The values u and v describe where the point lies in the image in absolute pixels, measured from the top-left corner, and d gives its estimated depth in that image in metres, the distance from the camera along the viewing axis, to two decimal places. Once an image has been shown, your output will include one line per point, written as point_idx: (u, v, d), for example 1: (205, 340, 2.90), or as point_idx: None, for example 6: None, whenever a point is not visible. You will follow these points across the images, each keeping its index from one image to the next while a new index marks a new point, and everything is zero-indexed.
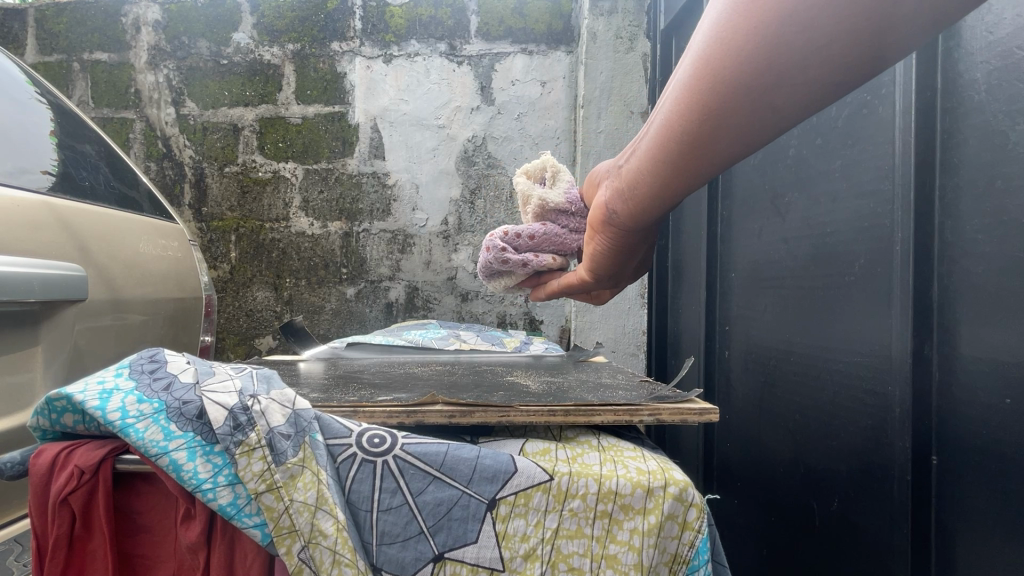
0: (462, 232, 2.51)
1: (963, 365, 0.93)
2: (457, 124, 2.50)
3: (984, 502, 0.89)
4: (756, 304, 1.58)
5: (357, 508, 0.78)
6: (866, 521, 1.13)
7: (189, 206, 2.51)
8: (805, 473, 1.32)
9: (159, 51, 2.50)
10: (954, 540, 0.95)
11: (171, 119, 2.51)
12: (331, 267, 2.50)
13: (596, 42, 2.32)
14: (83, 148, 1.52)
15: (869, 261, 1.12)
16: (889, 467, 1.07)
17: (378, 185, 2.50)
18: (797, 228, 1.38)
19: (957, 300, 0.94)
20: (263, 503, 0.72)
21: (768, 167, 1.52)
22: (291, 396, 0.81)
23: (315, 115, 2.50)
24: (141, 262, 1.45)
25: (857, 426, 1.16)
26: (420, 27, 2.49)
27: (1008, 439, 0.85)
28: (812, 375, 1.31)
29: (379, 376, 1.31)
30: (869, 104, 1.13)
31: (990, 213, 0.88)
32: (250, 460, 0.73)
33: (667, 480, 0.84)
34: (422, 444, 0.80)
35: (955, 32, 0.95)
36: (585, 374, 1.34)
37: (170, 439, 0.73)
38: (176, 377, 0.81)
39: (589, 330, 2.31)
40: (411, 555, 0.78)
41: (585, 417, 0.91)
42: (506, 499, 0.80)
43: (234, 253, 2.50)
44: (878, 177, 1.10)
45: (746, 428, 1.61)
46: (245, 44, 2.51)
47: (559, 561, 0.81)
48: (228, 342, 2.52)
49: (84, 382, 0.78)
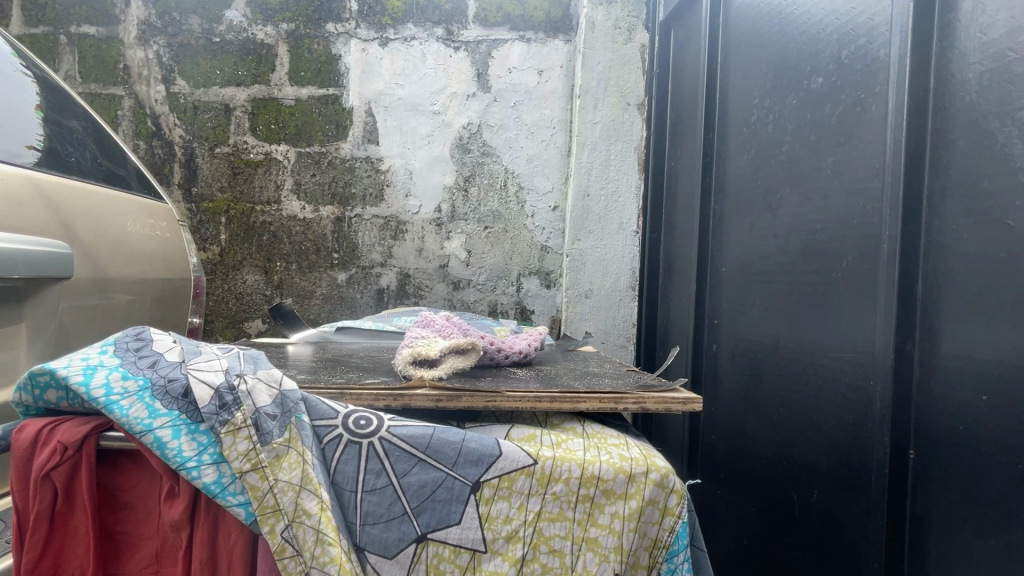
0: (455, 220, 2.50)
1: (941, 361, 0.96)
2: (452, 110, 2.48)
3: (956, 494, 0.91)
4: (744, 298, 1.60)
5: (342, 488, 0.79)
6: (843, 511, 1.15)
7: (178, 186, 2.48)
8: (787, 464, 1.35)
9: (149, 27, 2.45)
10: (926, 530, 0.97)
11: (161, 97, 2.46)
12: (322, 252, 2.49)
13: (595, 32, 2.30)
14: (69, 124, 1.49)
15: (856, 258, 1.13)
16: (867, 460, 1.09)
17: (370, 170, 2.48)
18: (787, 224, 1.39)
19: (939, 297, 0.96)
20: (248, 482, 0.72)
21: (760, 162, 1.52)
22: (278, 376, 0.81)
23: (309, 98, 2.47)
24: (129, 241, 1.43)
25: (838, 419, 1.18)
26: (417, 11, 2.46)
27: (982, 433, 0.87)
28: (797, 369, 1.33)
29: (366, 361, 1.30)
30: (861, 102, 1.14)
31: (975, 212, 0.90)
32: (235, 439, 0.73)
33: (649, 466, 0.85)
34: (408, 426, 0.81)
35: (949, 32, 0.96)
36: (573, 363, 1.35)
37: (155, 417, 0.73)
38: (162, 355, 0.81)
39: (579, 320, 2.32)
40: (395, 536, 0.79)
41: (570, 404, 0.92)
42: (489, 483, 0.81)
43: (224, 235, 2.47)
44: (868, 175, 1.11)
45: (731, 420, 1.64)
46: (238, 23, 2.46)
47: (540, 544, 0.83)
48: (217, 324, 2.50)
49: (68, 358, 0.78)
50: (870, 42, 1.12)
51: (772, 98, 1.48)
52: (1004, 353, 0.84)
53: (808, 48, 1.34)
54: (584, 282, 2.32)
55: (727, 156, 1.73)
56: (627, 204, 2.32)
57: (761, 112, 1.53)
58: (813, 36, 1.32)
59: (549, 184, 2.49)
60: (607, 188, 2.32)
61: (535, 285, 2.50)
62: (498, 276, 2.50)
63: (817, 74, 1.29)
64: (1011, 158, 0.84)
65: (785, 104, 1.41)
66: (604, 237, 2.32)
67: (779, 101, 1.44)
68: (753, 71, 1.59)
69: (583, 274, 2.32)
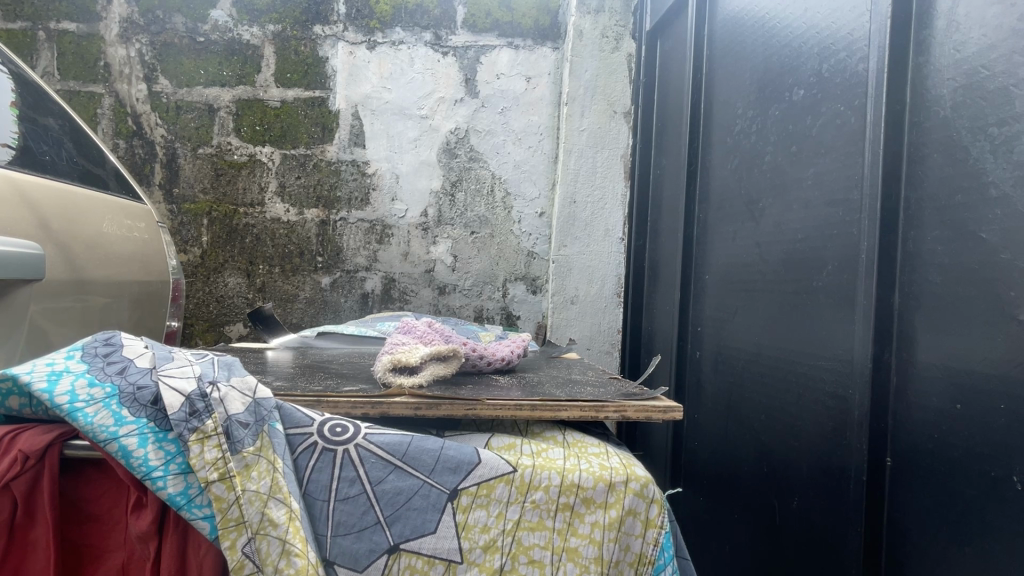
0: (441, 225, 2.48)
1: (917, 370, 0.97)
2: (440, 115, 2.47)
3: (930, 502, 0.93)
4: (726, 306, 1.61)
5: (314, 498, 0.77)
6: (822, 521, 1.16)
7: (159, 187, 2.43)
8: (768, 472, 1.35)
9: (132, 24, 2.41)
10: (902, 538, 0.98)
11: (143, 96, 2.42)
12: (306, 255, 2.46)
13: (583, 40, 2.32)
14: (46, 122, 1.44)
15: (836, 269, 1.15)
16: (845, 468, 1.10)
17: (357, 173, 2.46)
18: (769, 233, 1.40)
19: (916, 307, 0.98)
20: (213, 494, 0.70)
21: (743, 171, 1.54)
22: (252, 384, 0.79)
23: (295, 100, 2.45)
24: (105, 243, 1.40)
25: (817, 427, 1.19)
26: (405, 15, 2.45)
27: (957, 441, 0.89)
28: (778, 377, 1.34)
29: (347, 368, 1.29)
30: (840, 114, 1.15)
31: (949, 224, 0.92)
32: (204, 448, 0.71)
33: (629, 476, 0.85)
34: (385, 434, 0.82)
35: (925, 49, 0.98)
36: (556, 370, 1.35)
37: (121, 424, 0.71)
38: (132, 361, 0.79)
39: (564, 327, 2.32)
40: (365, 547, 0.77)
41: (550, 412, 0.91)
42: (467, 490, 0.81)
43: (205, 237, 2.43)
44: (847, 186, 1.13)
45: (714, 427, 1.64)
46: (223, 23, 2.44)
47: (519, 554, 0.81)
48: (197, 328, 2.45)
49: (32, 363, 0.76)
50: (849, 57, 1.14)
51: (755, 109, 1.50)
52: (977, 363, 0.86)
53: (790, 60, 1.36)
54: (570, 288, 2.32)
55: (711, 164, 1.74)
56: (612, 212, 2.33)
57: (744, 123, 1.55)
58: (795, 49, 1.34)
59: (536, 190, 2.49)
60: (593, 196, 2.33)
61: (522, 291, 2.49)
62: (484, 281, 2.49)
63: (799, 87, 1.31)
64: (983, 172, 0.86)
65: (768, 115, 1.43)
66: (591, 243, 2.33)
67: (762, 113, 1.47)
68: (737, 82, 1.61)
69: (569, 281, 2.32)
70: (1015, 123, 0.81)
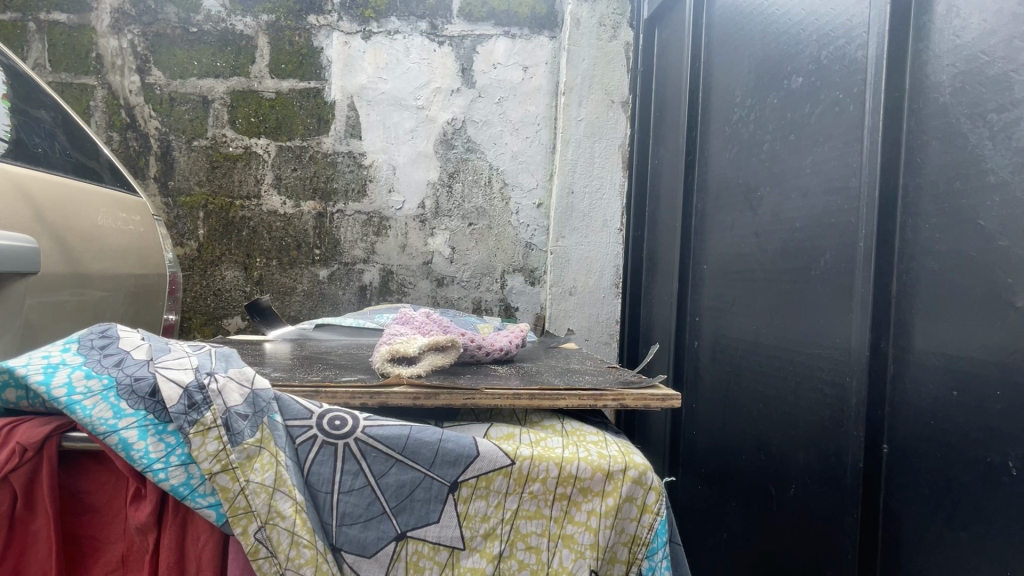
0: (440, 217, 2.47)
1: (914, 357, 0.97)
2: (436, 106, 2.45)
3: (927, 487, 0.93)
4: (725, 295, 1.61)
5: (317, 489, 0.77)
6: (818, 506, 1.17)
7: (154, 179, 2.41)
8: (765, 459, 1.36)
9: (123, 15, 2.37)
10: (897, 522, 0.99)
11: (136, 88, 2.39)
12: (303, 248, 2.45)
13: (580, 28, 2.30)
14: (38, 114, 1.42)
15: (834, 257, 1.15)
16: (842, 454, 1.10)
17: (353, 165, 2.45)
18: (767, 222, 1.40)
19: (913, 295, 0.98)
20: (218, 484, 0.71)
21: (741, 159, 1.53)
22: (250, 375, 0.79)
23: (290, 91, 2.42)
24: (100, 236, 1.39)
25: (814, 414, 1.20)
26: (400, 4, 2.43)
27: (953, 427, 0.89)
28: (776, 365, 1.34)
29: (345, 359, 1.29)
30: (839, 101, 1.15)
31: (947, 211, 0.92)
32: (205, 440, 0.72)
33: (627, 464, 0.85)
34: (385, 427, 0.80)
35: (925, 34, 0.98)
36: (555, 360, 1.34)
37: (120, 417, 0.71)
38: (128, 353, 0.78)
39: (563, 318, 2.32)
40: (373, 535, 0.78)
41: (549, 402, 0.92)
42: (467, 482, 0.81)
43: (201, 230, 2.41)
44: (845, 174, 1.13)
45: (711, 415, 1.65)
46: (216, 12, 2.40)
47: (517, 541, 0.83)
48: (195, 322, 2.46)
49: (28, 357, 0.76)
50: (848, 43, 1.13)
51: (754, 98, 1.49)
52: (974, 350, 0.86)
53: (789, 48, 1.35)
54: (568, 279, 2.32)
55: (709, 153, 1.73)
56: (610, 202, 2.32)
57: (743, 112, 1.53)
58: (794, 36, 1.33)
59: (534, 181, 2.48)
60: (591, 186, 2.32)
61: (520, 282, 2.49)
62: (482, 273, 2.48)
63: (797, 75, 1.31)
64: (982, 159, 0.86)
65: (766, 103, 1.42)
66: (589, 233, 2.33)
67: (760, 101, 1.46)
68: (735, 70, 1.59)
69: (567, 271, 2.32)
70: (1014, 109, 0.80)
